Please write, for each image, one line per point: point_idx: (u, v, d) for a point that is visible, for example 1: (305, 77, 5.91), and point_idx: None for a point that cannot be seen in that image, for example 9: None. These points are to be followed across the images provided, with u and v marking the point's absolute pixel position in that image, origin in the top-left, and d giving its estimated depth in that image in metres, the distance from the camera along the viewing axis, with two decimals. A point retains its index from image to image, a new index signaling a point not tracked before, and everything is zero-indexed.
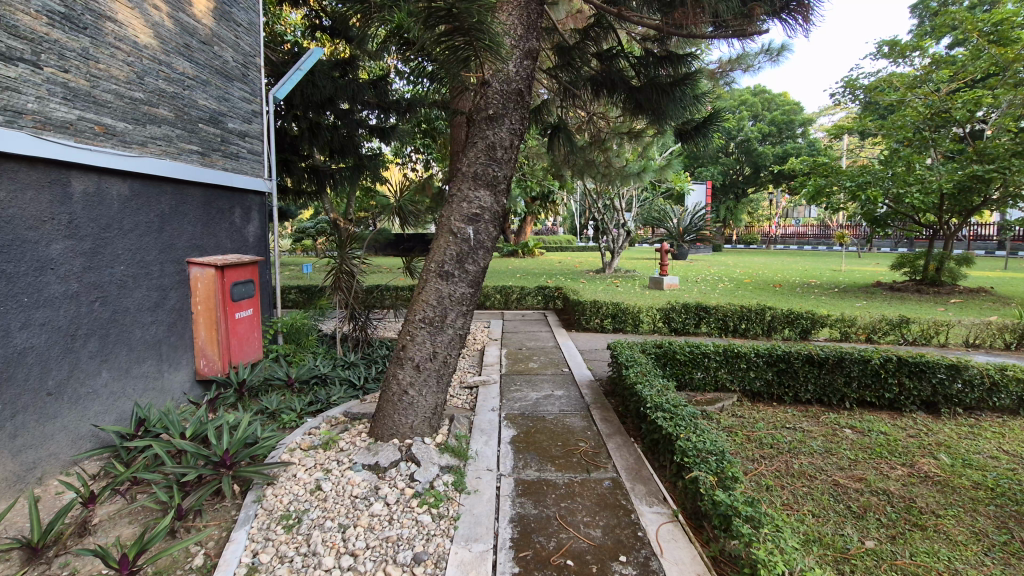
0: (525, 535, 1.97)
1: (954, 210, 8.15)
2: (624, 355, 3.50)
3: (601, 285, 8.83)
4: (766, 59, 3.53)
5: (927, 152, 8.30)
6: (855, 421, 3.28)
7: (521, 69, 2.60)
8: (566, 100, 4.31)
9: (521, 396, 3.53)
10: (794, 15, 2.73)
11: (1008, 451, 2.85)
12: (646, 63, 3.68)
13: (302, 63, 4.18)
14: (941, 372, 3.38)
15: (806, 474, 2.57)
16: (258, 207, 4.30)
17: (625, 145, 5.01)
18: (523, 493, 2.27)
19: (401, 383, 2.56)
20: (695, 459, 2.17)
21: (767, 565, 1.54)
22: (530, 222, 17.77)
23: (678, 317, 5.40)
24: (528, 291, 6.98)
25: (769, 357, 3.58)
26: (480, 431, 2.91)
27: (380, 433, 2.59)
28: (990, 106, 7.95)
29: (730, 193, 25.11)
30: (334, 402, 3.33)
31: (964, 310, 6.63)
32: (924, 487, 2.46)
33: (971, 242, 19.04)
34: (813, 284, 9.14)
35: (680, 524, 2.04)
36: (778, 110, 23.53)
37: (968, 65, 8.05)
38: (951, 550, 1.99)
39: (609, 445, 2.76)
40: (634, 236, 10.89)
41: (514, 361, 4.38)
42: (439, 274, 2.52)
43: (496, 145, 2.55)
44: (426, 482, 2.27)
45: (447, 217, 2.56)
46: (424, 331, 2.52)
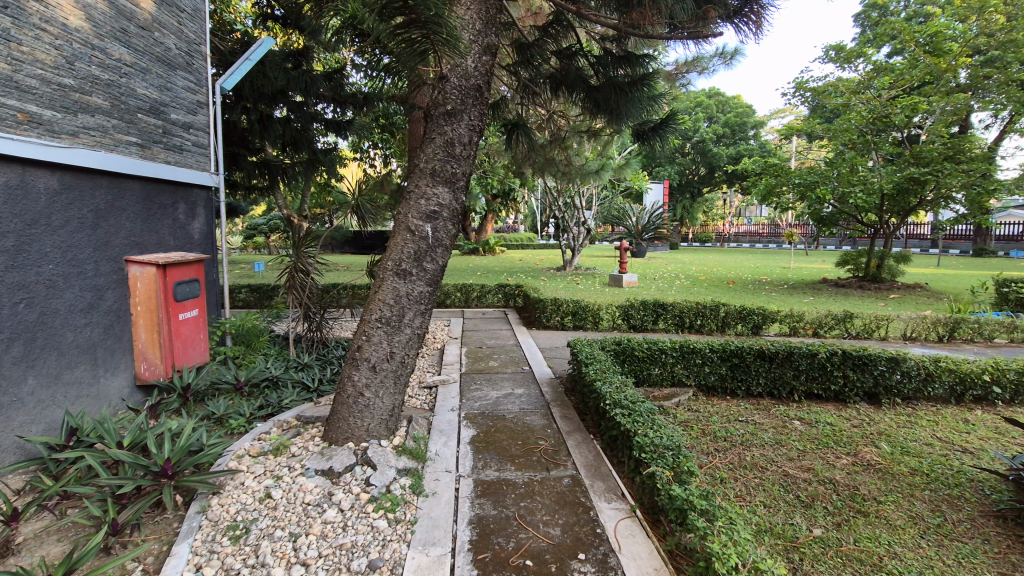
0: (484, 536, 1.94)
1: (893, 210, 8.59)
2: (583, 352, 3.52)
3: (561, 282, 8.88)
4: (720, 62, 3.61)
5: (869, 154, 8.72)
6: (803, 412, 3.41)
7: (479, 64, 2.56)
8: (526, 97, 4.29)
9: (480, 395, 3.50)
10: (747, 23, 2.81)
11: (942, 438, 3.02)
12: (605, 62, 3.70)
13: (251, 53, 3.98)
14: (881, 365, 3.56)
15: (757, 466, 2.64)
16: (204, 203, 4.09)
17: (585, 144, 5.03)
18: (481, 493, 2.25)
19: (356, 385, 2.49)
20: (652, 454, 2.20)
21: (721, 558, 1.55)
22: (490, 219, 17.81)
23: (636, 314, 5.48)
24: (489, 289, 6.94)
25: (723, 352, 3.68)
26: (439, 432, 2.86)
27: (334, 437, 2.51)
28: (926, 113, 8.43)
29: (686, 192, 25.75)
30: (286, 405, 3.20)
31: (901, 305, 7.00)
32: (867, 475, 2.57)
33: (907, 241, 20.28)
34: (763, 281, 9.48)
35: (638, 519, 2.06)
36: (731, 112, 24.29)
37: (906, 73, 8.55)
38: (890, 535, 2.09)
39: (568, 442, 2.76)
40: (594, 234, 10.99)
41: (474, 360, 4.34)
42: (396, 272, 2.46)
43: (454, 141, 2.50)
44: (382, 486, 2.21)
45: (404, 215, 2.50)
46: (381, 331, 2.46)
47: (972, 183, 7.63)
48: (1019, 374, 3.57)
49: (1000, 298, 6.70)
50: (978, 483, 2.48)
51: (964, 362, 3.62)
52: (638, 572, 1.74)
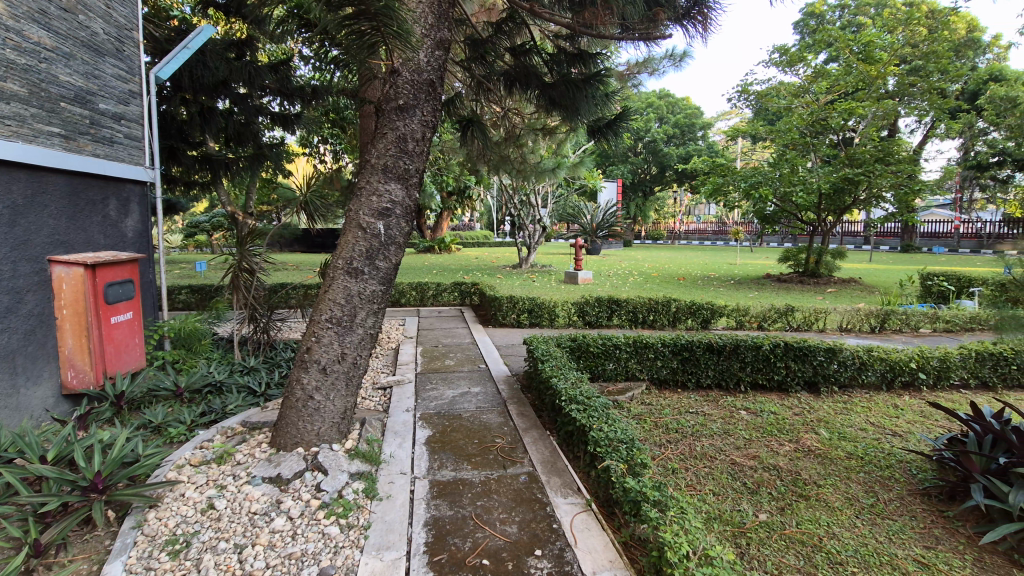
0: (439, 538, 1.91)
1: (830, 209, 9.08)
2: (539, 350, 3.54)
3: (517, 280, 8.89)
4: (670, 64, 3.71)
5: (808, 155, 9.18)
6: (749, 402, 3.55)
7: (431, 59, 2.52)
8: (480, 94, 4.25)
9: (436, 394, 3.45)
10: (695, 23, 2.89)
11: (874, 423, 3.21)
12: (558, 61, 3.71)
13: (190, 41, 3.77)
14: (820, 355, 3.75)
15: (707, 456, 2.73)
16: (138, 199, 3.85)
17: (540, 142, 5.04)
18: (437, 494, 2.21)
19: (306, 388, 2.41)
20: (606, 448, 2.23)
21: (673, 547, 1.59)
22: (445, 217, 17.66)
23: (592, 311, 5.56)
24: (444, 287, 6.89)
25: (674, 346, 3.78)
26: (393, 433, 2.81)
27: (283, 442, 2.41)
28: (859, 117, 8.94)
29: (639, 190, 26.35)
30: (231, 411, 3.06)
31: (838, 299, 7.41)
32: (808, 460, 2.70)
33: (842, 238, 21.56)
34: (712, 277, 9.82)
35: (593, 513, 2.09)
36: (681, 113, 25.02)
37: (841, 79, 9.05)
38: (829, 516, 2.20)
39: (525, 439, 2.77)
40: (549, 232, 11.08)
41: (430, 359, 4.28)
42: (347, 271, 2.39)
43: (407, 137, 2.45)
44: (334, 491, 2.15)
45: (355, 212, 2.43)
46: (331, 332, 2.39)
47: (899, 183, 8.18)
48: (941, 361, 3.85)
49: (925, 291, 7.22)
50: (906, 464, 2.66)
51: (894, 351, 3.87)
52: (593, 565, 1.76)
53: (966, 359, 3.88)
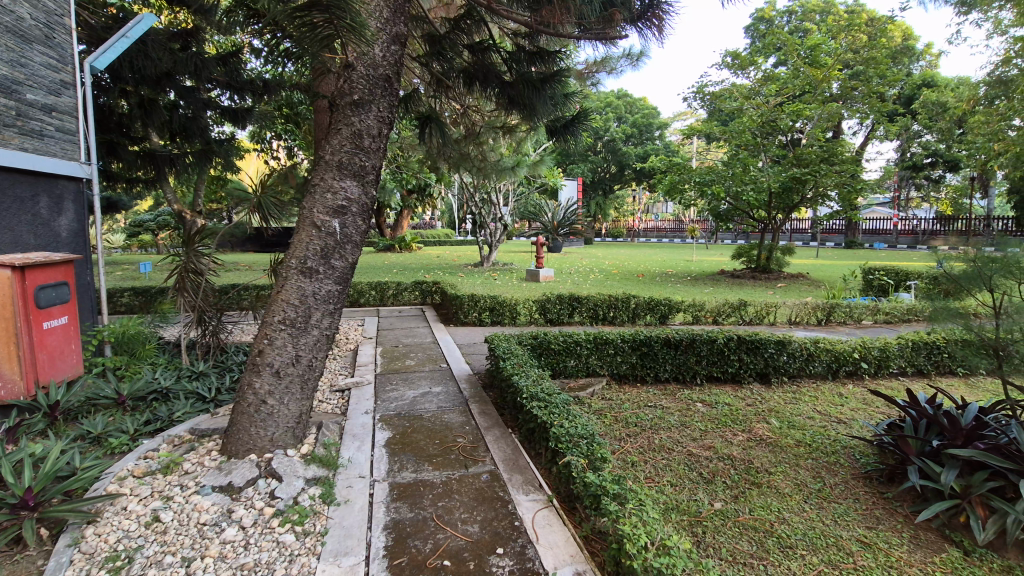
0: (400, 541, 1.88)
1: (780, 207, 9.43)
2: (500, 348, 3.53)
3: (479, 278, 8.87)
4: (627, 63, 3.75)
5: (758, 156, 9.52)
6: (705, 395, 3.65)
7: (387, 53, 2.47)
8: (439, 91, 4.21)
9: (396, 395, 3.40)
10: (650, 26, 2.95)
11: (821, 411, 3.36)
12: (518, 59, 3.68)
13: (129, 30, 3.57)
14: (770, 347, 3.89)
15: (665, 448, 2.79)
16: (72, 196, 3.62)
17: (500, 140, 5.02)
18: (398, 497, 2.18)
19: (258, 393, 2.33)
20: (568, 444, 2.24)
21: (632, 538, 1.61)
22: (405, 215, 17.41)
23: (553, 308, 5.59)
24: (405, 286, 6.80)
25: (633, 341, 3.85)
26: (352, 436, 2.75)
27: (234, 449, 2.32)
28: (806, 118, 9.34)
29: (599, 189, 26.75)
30: (178, 419, 2.92)
31: (787, 294, 7.72)
32: (760, 449, 2.80)
33: (791, 235, 22.53)
34: (669, 274, 10.07)
35: (555, 508, 2.10)
36: (639, 113, 25.53)
37: (789, 82, 9.42)
38: (780, 502, 2.28)
39: (486, 437, 2.76)
40: (510, 230, 11.10)
41: (390, 360, 4.21)
42: (301, 271, 2.32)
43: (362, 132, 2.39)
44: (289, 498, 2.08)
45: (309, 210, 2.36)
46: (285, 334, 2.32)
47: (843, 182, 8.59)
48: (881, 351, 4.07)
49: (866, 285, 7.61)
50: (850, 449, 2.79)
51: (838, 343, 4.07)
52: (555, 561, 1.77)
53: (902, 348, 4.11)
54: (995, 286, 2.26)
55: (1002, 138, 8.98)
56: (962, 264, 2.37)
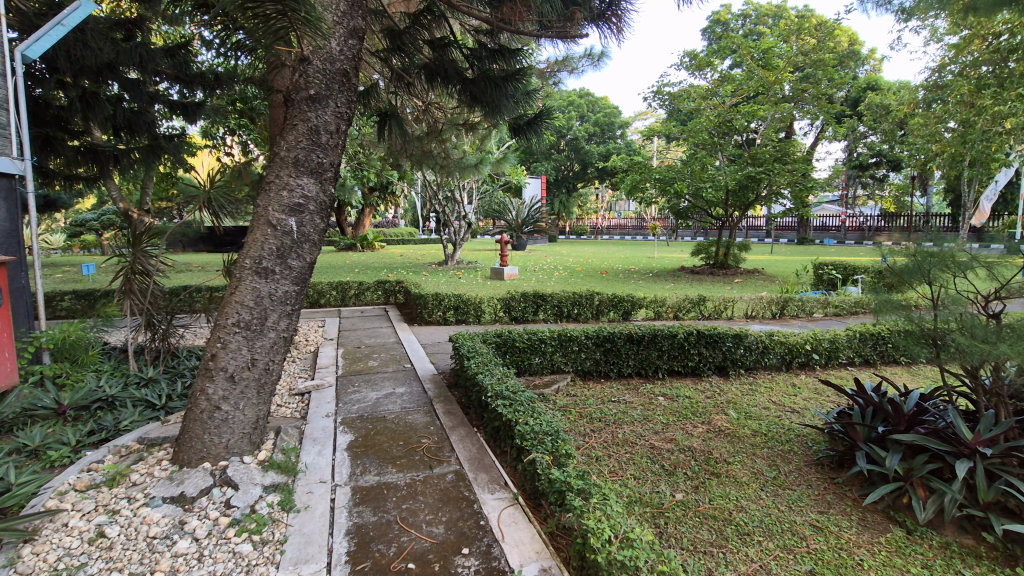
0: (362, 546, 1.84)
1: (737, 205, 9.71)
2: (465, 347, 3.51)
3: (444, 277, 8.80)
4: (589, 63, 3.79)
5: (716, 155, 9.79)
6: (666, 388, 3.73)
7: (345, 48, 2.40)
8: (400, 87, 4.14)
9: (358, 397, 3.34)
10: (609, 25, 2.97)
11: (776, 402, 3.48)
12: (479, 56, 3.65)
13: (65, 18, 3.36)
14: (728, 341, 4.01)
15: (628, 442, 2.84)
16: (4, 194, 3.39)
17: (463, 137, 4.97)
18: (360, 501, 2.13)
19: (212, 399, 2.24)
20: (532, 441, 2.25)
21: (596, 533, 1.62)
22: (367, 214, 17.10)
23: (517, 306, 5.60)
24: (367, 286, 6.68)
25: (597, 338, 3.90)
26: (313, 440, 2.68)
27: (186, 458, 2.23)
28: (760, 119, 9.67)
29: (563, 187, 26.99)
30: (125, 428, 2.79)
31: (743, 289, 7.98)
32: (719, 440, 2.88)
33: (747, 232, 23.32)
34: (632, 270, 10.24)
35: (520, 506, 2.10)
36: (601, 112, 25.88)
37: (744, 83, 9.73)
38: (738, 490, 2.36)
39: (452, 437, 2.74)
40: (475, 228, 11.07)
41: (352, 361, 4.13)
42: (256, 272, 2.24)
43: (320, 129, 2.33)
44: (245, 506, 2.01)
45: (263, 208, 2.28)
46: (239, 337, 2.24)
47: (795, 181, 8.93)
48: (831, 342, 4.25)
49: (817, 279, 7.95)
50: (803, 438, 2.91)
51: (792, 335, 4.23)
52: (521, 558, 1.77)
53: (851, 340, 4.31)
54: (933, 279, 2.39)
55: (939, 139, 9.53)
56: (904, 259, 2.50)
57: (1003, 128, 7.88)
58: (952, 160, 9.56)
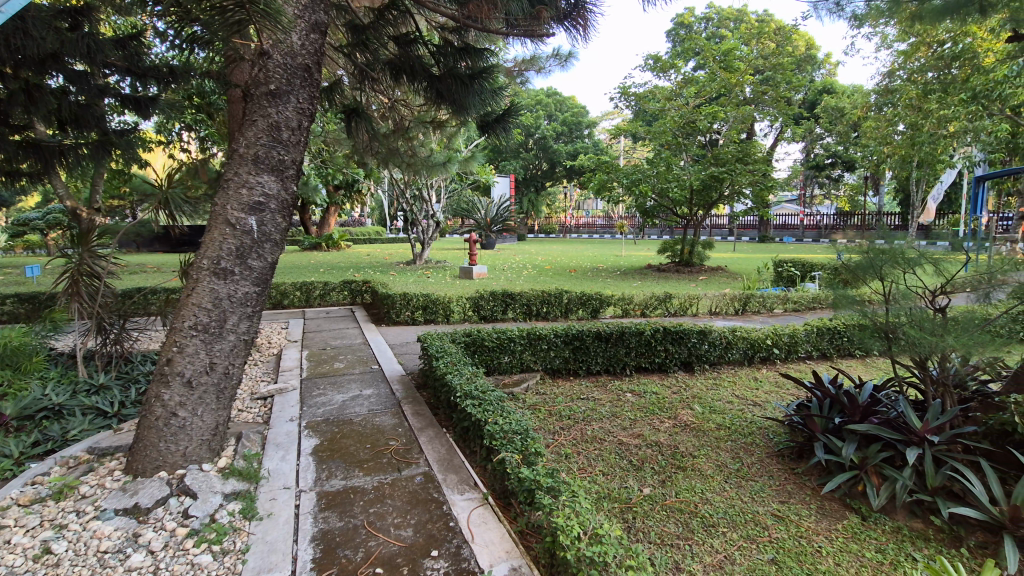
0: (328, 552, 1.80)
1: (701, 204, 9.93)
2: (434, 347, 3.47)
3: (412, 277, 8.71)
4: (556, 63, 3.81)
5: (680, 155, 9.99)
6: (634, 385, 3.78)
7: (306, 42, 2.33)
8: (365, 83, 4.06)
9: (324, 400, 3.27)
10: (576, 26, 3.00)
11: (739, 395, 3.58)
12: (445, 53, 3.60)
13: None
14: (693, 337, 4.09)
15: (597, 438, 2.86)
16: None
17: (430, 135, 4.92)
18: (326, 506, 2.08)
19: (168, 405, 2.15)
20: (501, 441, 2.24)
21: (565, 530, 1.63)
22: (333, 213, 16.78)
23: (486, 305, 5.60)
24: (333, 286, 6.55)
25: (566, 336, 3.92)
26: (276, 445, 2.61)
27: (141, 467, 2.14)
28: (723, 120, 9.91)
29: (532, 186, 27.09)
30: (73, 438, 2.66)
31: (708, 286, 8.18)
32: (684, 434, 2.94)
33: (711, 230, 23.91)
34: (600, 268, 10.36)
35: (489, 506, 2.09)
36: (569, 111, 26.08)
37: (707, 85, 9.96)
38: (703, 483, 2.41)
39: (420, 439, 2.71)
40: (443, 227, 10.99)
41: (317, 363, 4.04)
42: (213, 272, 2.16)
43: (280, 125, 2.26)
44: (204, 516, 1.94)
45: (221, 207, 2.20)
46: (196, 340, 2.16)
47: (756, 181, 9.20)
48: (790, 337, 4.39)
49: (777, 276, 8.22)
50: (764, 430, 2.99)
51: (753, 331, 4.35)
52: (490, 558, 1.77)
53: (809, 334, 4.46)
54: (885, 275, 2.49)
55: (889, 142, 9.98)
56: (859, 256, 2.59)
57: (948, 131, 8.31)
58: (901, 161, 10.02)
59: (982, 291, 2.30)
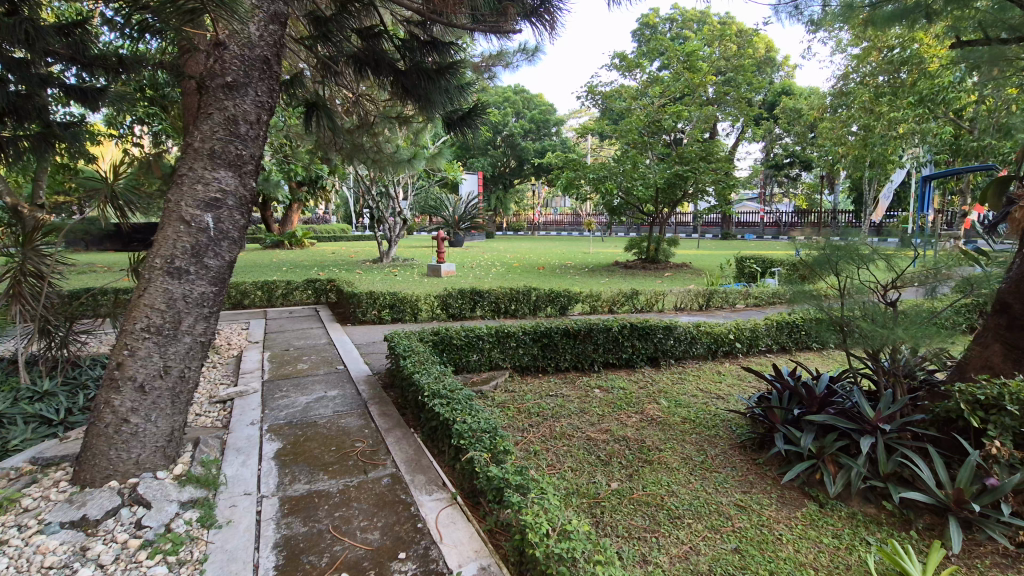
0: (291, 558, 1.75)
1: (665, 202, 10.11)
2: (401, 346, 3.43)
3: (378, 275, 8.57)
4: (523, 58, 3.79)
5: (646, 153, 10.15)
6: (602, 381, 3.82)
7: (265, 33, 2.25)
8: (327, 77, 3.96)
9: (287, 402, 3.18)
10: (542, 21, 2.91)
11: (703, 389, 3.66)
12: (410, 47, 3.54)
13: None
14: (659, 332, 4.17)
15: (566, 435, 2.88)
16: None
17: (397, 131, 4.84)
18: (289, 511, 2.03)
19: (119, 411, 2.05)
20: (469, 440, 2.23)
21: (534, 528, 1.62)
22: (296, 210, 16.37)
23: (455, 303, 5.56)
24: (296, 286, 6.39)
25: (534, 333, 3.93)
26: (236, 450, 2.52)
27: (90, 477, 2.04)
28: (686, 120, 10.11)
29: (500, 183, 27.07)
30: (14, 448, 2.52)
31: (673, 283, 8.34)
32: (651, 428, 2.99)
33: (676, 228, 24.40)
34: (568, 265, 10.45)
35: (458, 506, 2.07)
36: (537, 109, 26.16)
37: (671, 84, 10.15)
38: (669, 476, 2.45)
39: (387, 439, 2.67)
40: (410, 224, 10.87)
41: (280, 365, 3.93)
42: (167, 271, 2.07)
43: (238, 118, 2.18)
44: (159, 526, 1.86)
45: (175, 203, 2.10)
46: (149, 343, 2.06)
47: (718, 179, 9.43)
48: (751, 331, 4.52)
49: (739, 272, 8.45)
50: (727, 422, 3.07)
51: (717, 325, 4.45)
52: (459, 558, 1.75)
53: (769, 328, 4.60)
54: (840, 270, 2.58)
55: (844, 142, 10.38)
56: (815, 252, 2.66)
57: (897, 132, 8.71)
58: (855, 161, 10.45)
59: (929, 285, 2.48)
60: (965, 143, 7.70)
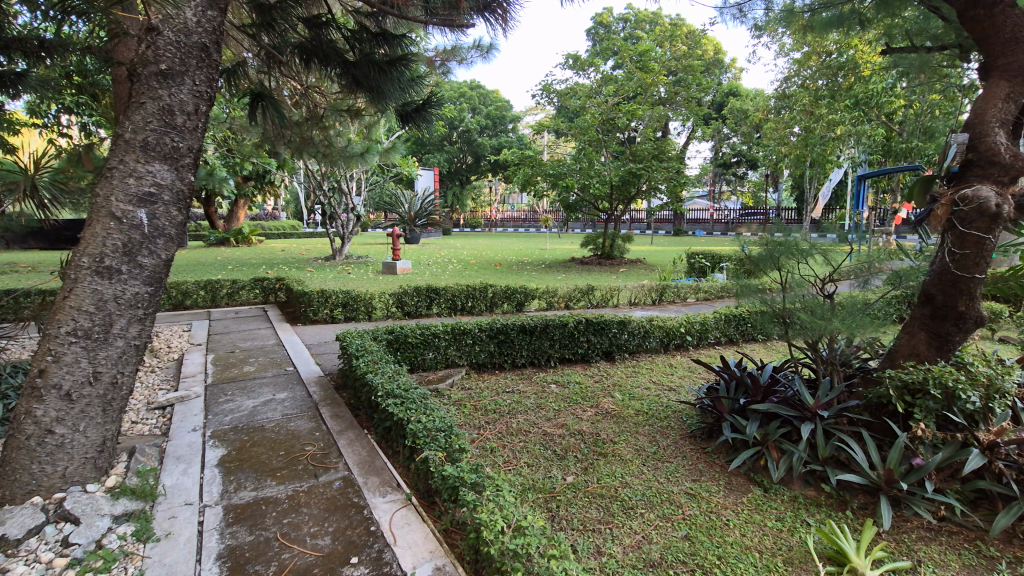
0: (236, 569, 1.68)
1: (620, 199, 10.30)
2: (353, 345, 3.35)
3: (331, 274, 8.35)
4: (477, 54, 3.76)
5: (601, 151, 10.28)
6: (558, 376, 3.86)
7: (203, 19, 2.13)
8: (273, 67, 3.81)
9: (232, 406, 3.05)
10: (495, 16, 2.84)
11: (655, 381, 3.75)
12: (360, 38, 3.43)
13: None
14: (613, 327, 4.24)
15: (522, 430, 2.89)
16: None
17: (348, 125, 4.72)
18: (234, 520, 1.94)
19: (42, 422, 1.91)
20: (424, 439, 2.20)
21: (489, 525, 1.62)
22: (242, 206, 15.70)
23: (410, 301, 5.49)
24: (242, 285, 6.13)
25: (491, 330, 3.91)
26: (176, 459, 2.40)
27: (9, 494, 1.88)
28: (639, 119, 10.32)
29: (457, 180, 26.87)
30: None
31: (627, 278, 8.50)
32: (605, 421, 3.04)
33: (631, 224, 24.94)
34: (525, 262, 10.49)
35: (413, 506, 2.04)
36: (493, 106, 26.12)
37: (624, 84, 10.32)
38: (622, 467, 2.50)
39: (339, 442, 2.60)
40: (364, 221, 10.62)
41: (225, 367, 3.77)
42: (95, 271, 1.93)
43: (173, 109, 2.06)
44: (89, 543, 1.74)
45: (104, 197, 1.97)
46: (76, 347, 1.93)
47: (670, 177, 9.69)
48: (701, 324, 4.66)
49: (690, 268, 8.72)
50: (678, 413, 3.16)
51: (668, 319, 4.57)
52: (413, 560, 1.72)
53: (717, 321, 4.76)
54: (782, 265, 2.69)
55: (786, 143, 10.87)
56: (760, 248, 2.77)
57: (835, 134, 9.19)
58: (796, 160, 10.96)
59: (863, 278, 2.60)
60: (896, 145, 8.21)
